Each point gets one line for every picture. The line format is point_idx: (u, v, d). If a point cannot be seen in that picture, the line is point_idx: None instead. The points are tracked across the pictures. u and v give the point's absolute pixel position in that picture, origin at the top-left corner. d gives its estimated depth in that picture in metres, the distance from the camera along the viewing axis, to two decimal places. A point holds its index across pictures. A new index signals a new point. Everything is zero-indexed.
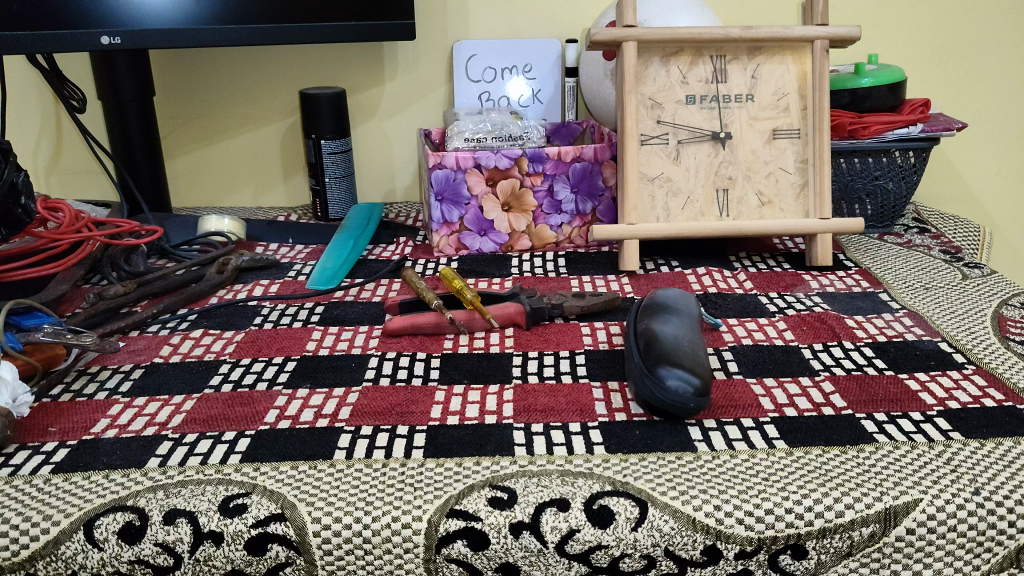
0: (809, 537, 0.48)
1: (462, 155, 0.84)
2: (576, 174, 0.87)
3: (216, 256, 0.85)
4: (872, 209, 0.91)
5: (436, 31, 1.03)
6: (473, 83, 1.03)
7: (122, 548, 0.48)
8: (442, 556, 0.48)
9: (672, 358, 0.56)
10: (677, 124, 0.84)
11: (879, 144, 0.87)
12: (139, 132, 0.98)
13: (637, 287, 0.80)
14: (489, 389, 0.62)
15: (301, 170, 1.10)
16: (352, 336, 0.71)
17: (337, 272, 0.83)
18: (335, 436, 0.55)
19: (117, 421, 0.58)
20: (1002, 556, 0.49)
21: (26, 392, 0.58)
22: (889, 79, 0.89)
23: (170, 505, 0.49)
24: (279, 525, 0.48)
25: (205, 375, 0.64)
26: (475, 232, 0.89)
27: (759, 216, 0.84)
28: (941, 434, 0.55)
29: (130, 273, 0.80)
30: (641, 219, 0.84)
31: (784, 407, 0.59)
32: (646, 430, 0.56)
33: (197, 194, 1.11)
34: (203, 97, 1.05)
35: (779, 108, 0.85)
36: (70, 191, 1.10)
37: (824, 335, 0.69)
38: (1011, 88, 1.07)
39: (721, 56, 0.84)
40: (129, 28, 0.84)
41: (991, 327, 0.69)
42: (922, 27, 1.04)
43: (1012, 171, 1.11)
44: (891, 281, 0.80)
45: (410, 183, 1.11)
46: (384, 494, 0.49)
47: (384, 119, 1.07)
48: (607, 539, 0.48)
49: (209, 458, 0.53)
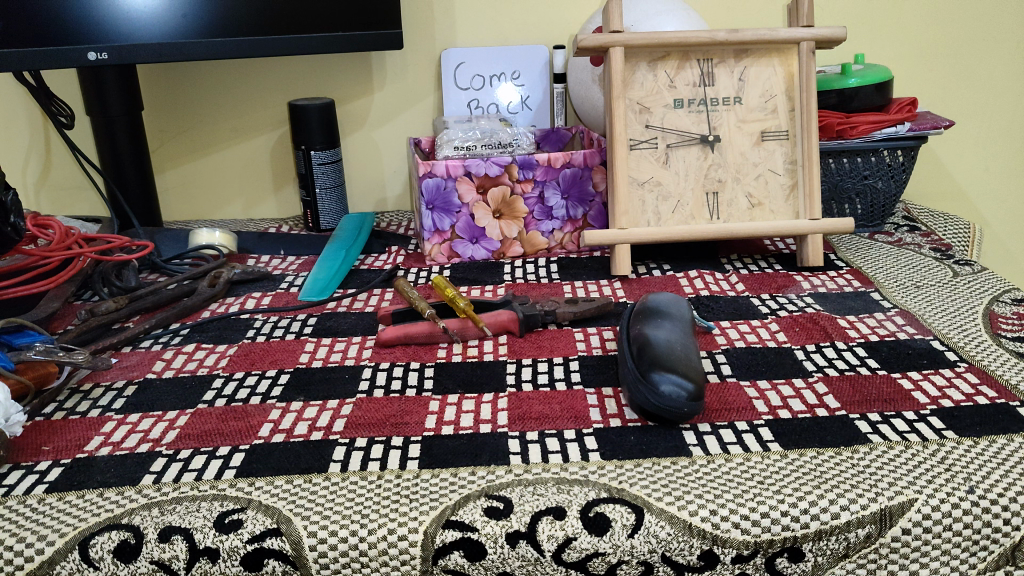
0: (805, 539, 0.48)
1: (452, 163, 0.84)
2: (566, 180, 0.87)
3: (208, 269, 0.84)
4: (863, 208, 0.92)
5: (423, 40, 1.03)
6: (462, 90, 1.03)
7: (118, 566, 0.47)
8: (438, 566, 0.48)
9: (665, 362, 0.56)
10: (666, 128, 0.84)
11: (868, 143, 0.87)
12: (127, 146, 0.98)
13: (630, 291, 0.81)
14: (483, 398, 0.62)
15: (291, 180, 1.10)
16: (346, 347, 0.71)
17: (329, 283, 0.84)
18: (329, 450, 0.55)
19: (111, 438, 0.58)
20: (998, 554, 0.49)
21: (19, 411, 0.57)
22: (876, 79, 0.89)
23: (166, 522, 0.48)
24: (275, 539, 0.48)
25: (199, 390, 0.64)
26: (467, 240, 0.89)
27: (749, 217, 0.85)
28: (935, 433, 0.55)
29: (121, 289, 0.80)
30: (631, 224, 0.84)
31: (779, 409, 0.59)
32: (642, 435, 0.56)
33: (187, 207, 1.10)
34: (192, 110, 1.05)
35: (767, 109, 0.85)
36: (59, 208, 1.09)
37: (816, 336, 0.69)
38: (997, 83, 1.07)
39: (709, 59, 0.84)
40: (116, 43, 0.84)
41: (983, 324, 0.70)
42: (909, 26, 1.04)
43: (1001, 167, 1.11)
44: (882, 279, 0.80)
45: (400, 192, 1.11)
46: (380, 506, 0.49)
47: (374, 128, 1.07)
48: (603, 547, 0.48)
49: (202, 474, 0.53)
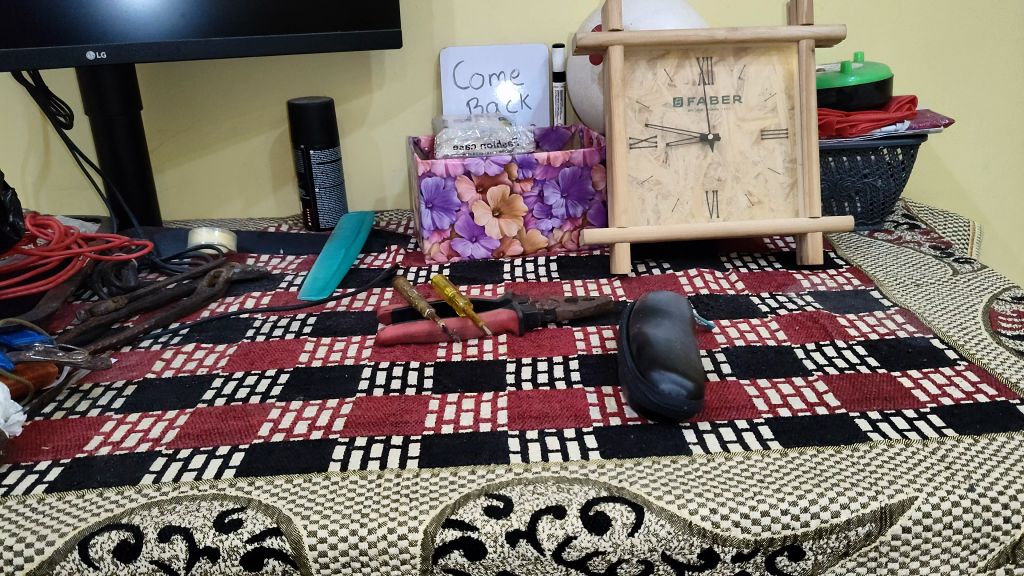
0: (806, 537, 0.48)
1: (451, 163, 0.84)
2: (565, 178, 0.87)
3: (207, 269, 0.84)
4: (863, 206, 0.92)
5: (423, 39, 1.03)
6: (461, 89, 1.03)
7: (118, 566, 0.47)
8: (439, 566, 0.48)
9: (665, 361, 0.56)
10: (666, 126, 0.84)
11: (868, 142, 0.87)
12: (126, 146, 0.98)
13: (629, 289, 0.81)
14: (483, 396, 0.62)
15: (290, 179, 1.10)
16: (346, 346, 0.71)
17: (328, 282, 0.83)
18: (329, 449, 0.55)
19: (110, 438, 0.58)
20: (998, 552, 0.49)
21: (18, 411, 0.57)
22: (876, 77, 0.89)
23: (166, 522, 0.48)
24: (275, 539, 0.48)
25: (198, 389, 0.64)
26: (467, 239, 0.89)
27: (749, 216, 0.85)
28: (935, 431, 0.55)
29: (120, 289, 0.80)
30: (631, 222, 0.84)
31: (779, 408, 0.59)
32: (642, 433, 0.56)
33: (186, 206, 1.10)
34: (191, 110, 1.04)
35: (767, 108, 0.85)
36: (58, 208, 1.09)
37: (816, 334, 0.69)
38: (997, 81, 1.07)
39: (708, 57, 0.84)
40: (115, 42, 0.83)
41: (982, 322, 0.70)
42: (908, 25, 1.04)
43: (1001, 165, 1.11)
44: (882, 278, 0.80)
45: (400, 191, 1.11)
46: (380, 505, 0.49)
47: (373, 127, 1.07)
48: (604, 545, 0.48)
49: (203, 473, 0.53)
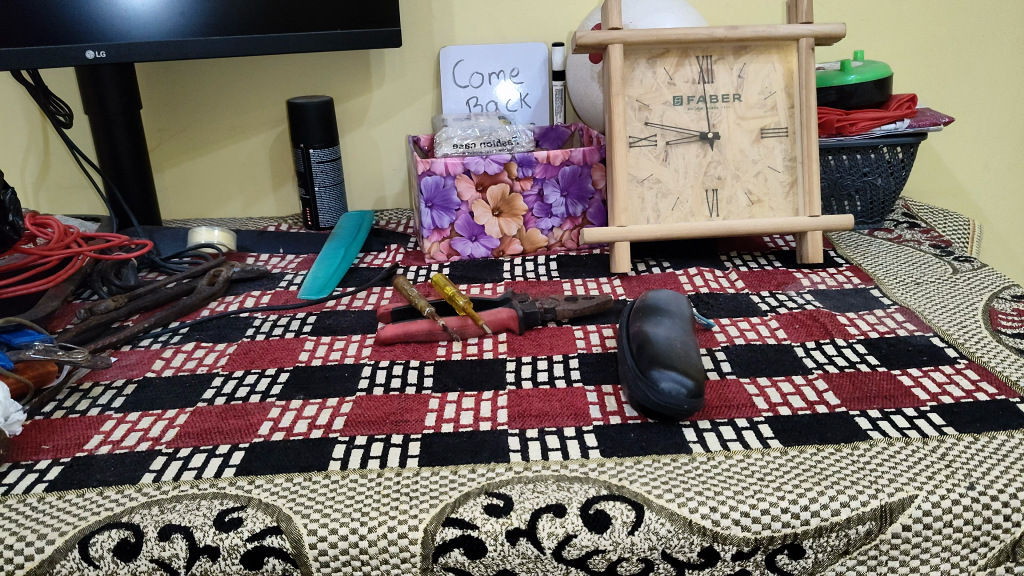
0: (806, 536, 0.48)
1: (451, 161, 0.84)
2: (565, 177, 0.87)
3: (207, 268, 0.84)
4: (862, 205, 0.92)
5: (422, 38, 1.03)
6: (461, 88, 1.03)
7: (118, 565, 0.47)
8: (439, 564, 0.48)
9: (665, 359, 0.56)
10: (666, 125, 0.84)
11: (868, 140, 0.87)
12: (126, 145, 0.98)
13: (629, 288, 0.80)
14: (483, 395, 0.62)
15: (290, 179, 1.10)
16: (345, 346, 0.71)
17: (328, 282, 0.83)
18: (329, 448, 0.55)
19: (110, 437, 0.58)
20: (998, 550, 0.49)
21: (18, 410, 0.57)
22: (876, 75, 0.89)
23: (166, 521, 0.48)
24: (274, 538, 0.48)
25: (198, 389, 0.64)
26: (467, 238, 0.89)
27: (748, 215, 0.85)
28: (935, 429, 0.55)
29: (120, 288, 0.80)
30: (631, 221, 0.84)
31: (779, 407, 0.59)
32: (642, 432, 0.56)
33: (185, 205, 1.10)
34: (190, 109, 1.04)
35: (767, 106, 0.85)
36: (57, 207, 1.09)
37: (815, 333, 0.69)
38: (996, 79, 1.07)
39: (708, 56, 0.84)
40: (115, 41, 0.83)
41: (983, 320, 0.70)
42: (907, 23, 1.04)
43: (1001, 164, 1.11)
44: (882, 276, 0.80)
45: (399, 190, 1.11)
46: (380, 504, 0.49)
47: (373, 126, 1.07)
48: (603, 544, 0.48)
49: (202, 472, 0.53)
